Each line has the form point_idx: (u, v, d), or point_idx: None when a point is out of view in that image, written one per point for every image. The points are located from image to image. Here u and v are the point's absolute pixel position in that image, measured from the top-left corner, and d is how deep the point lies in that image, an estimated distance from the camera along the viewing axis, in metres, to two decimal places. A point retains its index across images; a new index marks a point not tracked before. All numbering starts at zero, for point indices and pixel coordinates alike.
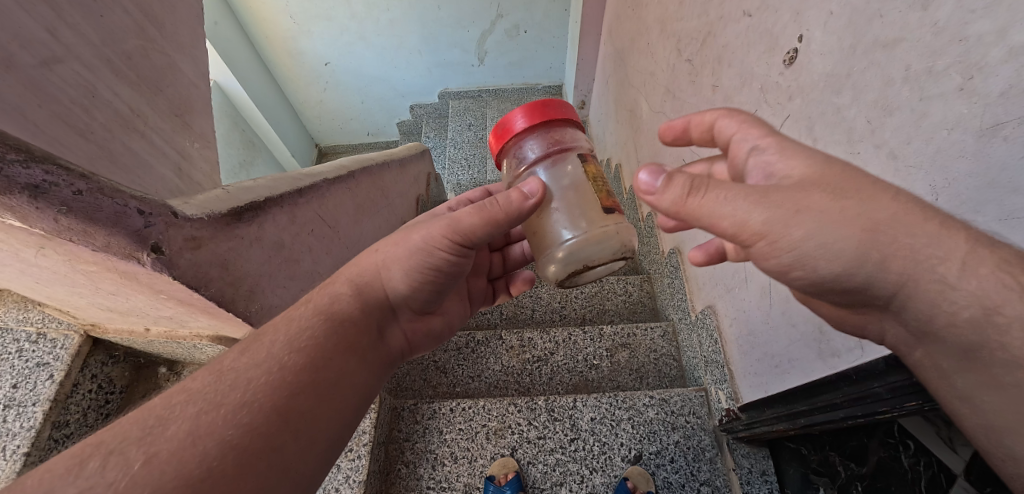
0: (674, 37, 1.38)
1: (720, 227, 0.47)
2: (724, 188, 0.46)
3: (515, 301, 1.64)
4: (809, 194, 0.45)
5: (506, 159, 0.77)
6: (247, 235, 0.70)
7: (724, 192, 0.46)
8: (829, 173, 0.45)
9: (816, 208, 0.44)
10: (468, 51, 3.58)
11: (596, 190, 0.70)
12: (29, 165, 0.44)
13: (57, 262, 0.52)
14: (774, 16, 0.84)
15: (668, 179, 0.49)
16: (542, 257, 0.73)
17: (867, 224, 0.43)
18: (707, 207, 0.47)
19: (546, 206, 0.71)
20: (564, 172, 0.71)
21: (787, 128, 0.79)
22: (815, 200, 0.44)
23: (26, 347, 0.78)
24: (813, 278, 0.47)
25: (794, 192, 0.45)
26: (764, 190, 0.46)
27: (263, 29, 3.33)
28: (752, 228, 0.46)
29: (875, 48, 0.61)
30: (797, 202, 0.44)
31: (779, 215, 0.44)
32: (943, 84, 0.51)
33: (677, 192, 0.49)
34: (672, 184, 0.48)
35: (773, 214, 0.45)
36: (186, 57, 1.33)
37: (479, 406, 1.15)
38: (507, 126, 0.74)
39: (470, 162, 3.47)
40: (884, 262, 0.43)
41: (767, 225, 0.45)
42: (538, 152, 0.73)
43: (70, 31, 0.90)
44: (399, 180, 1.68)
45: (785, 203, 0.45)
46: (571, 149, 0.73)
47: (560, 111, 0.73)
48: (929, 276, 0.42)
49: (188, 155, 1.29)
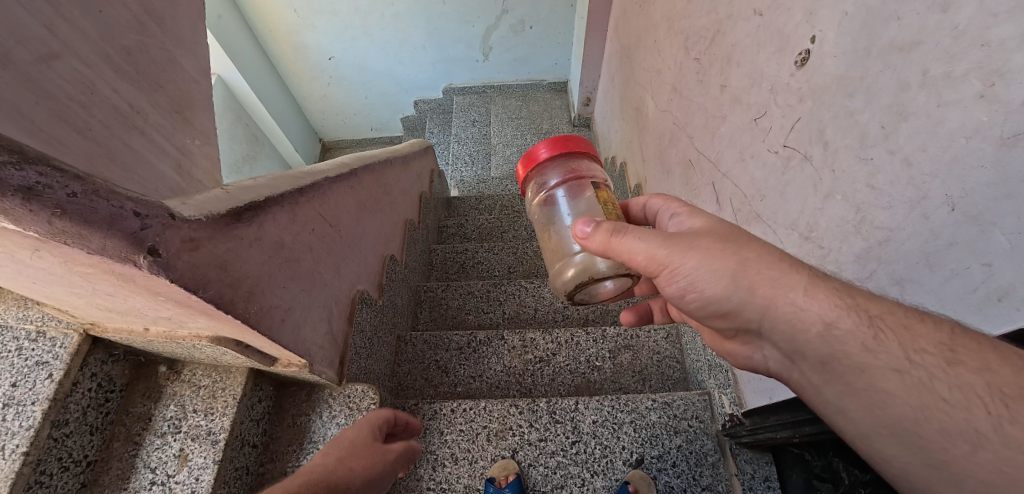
0: (682, 35, 1.36)
1: (636, 260, 0.66)
2: (639, 231, 0.65)
3: (518, 300, 1.63)
4: (699, 241, 0.63)
5: (532, 185, 0.87)
6: (246, 236, 0.69)
7: (638, 234, 0.65)
8: (720, 226, 0.65)
9: (702, 250, 0.62)
10: (473, 46, 3.56)
11: (608, 212, 0.74)
12: (23, 166, 0.43)
13: (52, 264, 0.51)
14: (785, 15, 0.82)
15: (596, 226, 0.67)
16: (559, 271, 0.81)
17: (734, 257, 0.60)
18: (618, 240, 0.66)
19: (561, 225, 0.81)
20: (581, 199, 0.79)
21: (797, 131, 0.77)
22: (703, 244, 0.63)
23: (26, 345, 0.79)
24: (703, 299, 0.64)
25: (688, 237, 0.64)
26: (667, 235, 0.65)
27: (267, 22, 3.31)
28: (646, 252, 0.65)
29: (890, 51, 0.59)
30: (688, 243, 0.63)
31: (674, 249, 0.63)
32: (961, 90, 0.50)
33: (602, 230, 0.67)
34: (597, 226, 0.67)
35: (670, 249, 0.64)
36: (187, 52, 1.32)
37: (481, 407, 1.14)
38: (533, 156, 0.84)
39: (475, 159, 3.47)
40: (750, 287, 0.59)
41: (649, 251, 0.64)
42: (559, 180, 0.83)
43: (68, 27, 0.89)
44: (402, 177, 1.67)
45: (680, 243, 0.64)
46: (586, 178, 0.82)
47: (579, 145, 0.83)
48: (785, 301, 0.57)
49: (189, 151, 1.28)
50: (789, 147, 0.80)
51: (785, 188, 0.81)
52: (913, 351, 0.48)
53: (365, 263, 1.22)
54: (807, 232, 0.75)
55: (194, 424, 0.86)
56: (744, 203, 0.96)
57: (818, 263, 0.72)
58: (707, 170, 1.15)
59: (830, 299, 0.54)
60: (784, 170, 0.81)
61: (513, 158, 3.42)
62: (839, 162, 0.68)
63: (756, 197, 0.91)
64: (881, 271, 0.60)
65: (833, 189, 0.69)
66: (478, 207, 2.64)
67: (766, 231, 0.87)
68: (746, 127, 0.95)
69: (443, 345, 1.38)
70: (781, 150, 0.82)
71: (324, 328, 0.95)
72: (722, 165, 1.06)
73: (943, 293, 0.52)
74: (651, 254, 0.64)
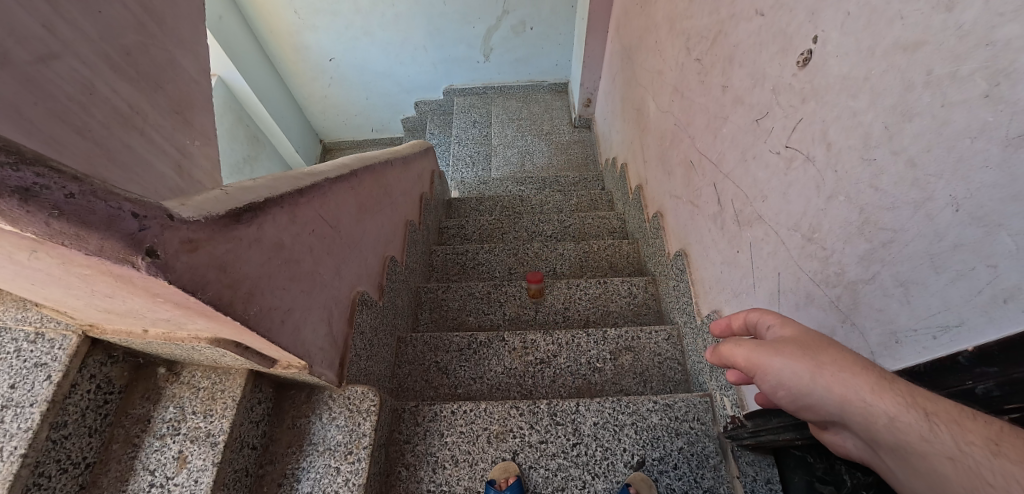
0: (684, 35, 1.35)
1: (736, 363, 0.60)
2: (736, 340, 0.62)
3: (518, 302, 1.62)
4: (781, 345, 0.57)
5: None
6: (246, 236, 0.69)
7: (733, 344, 0.62)
8: (804, 333, 0.57)
9: (783, 351, 0.56)
10: (473, 46, 3.55)
11: None
12: (19, 168, 0.43)
13: (51, 265, 0.51)
14: (788, 14, 0.81)
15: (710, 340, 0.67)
16: None
17: (810, 360, 0.53)
18: (719, 347, 0.64)
19: None
20: None
21: (800, 132, 0.77)
22: (782, 347, 0.56)
23: (24, 347, 0.78)
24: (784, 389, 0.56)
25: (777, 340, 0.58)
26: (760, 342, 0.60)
27: (266, 23, 3.30)
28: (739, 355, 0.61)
29: (895, 50, 0.58)
30: (773, 347, 0.57)
31: (763, 347, 0.58)
32: (968, 90, 0.49)
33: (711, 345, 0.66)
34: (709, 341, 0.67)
35: (757, 348, 0.59)
36: (187, 53, 1.31)
37: (480, 409, 1.14)
38: None
39: (475, 160, 3.49)
40: (827, 385, 0.51)
41: (737, 351, 0.61)
42: None
43: (67, 27, 0.89)
44: (402, 177, 1.66)
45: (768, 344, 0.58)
46: None
47: None
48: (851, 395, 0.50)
49: (188, 152, 1.28)
50: (792, 148, 0.79)
51: (787, 189, 0.81)
52: (960, 440, 0.43)
53: (366, 264, 1.22)
54: (810, 233, 0.74)
55: (194, 426, 0.85)
56: (746, 204, 0.95)
57: (821, 265, 0.72)
58: (709, 171, 1.14)
59: (894, 396, 0.47)
60: (787, 170, 0.81)
61: (513, 159, 3.41)
62: (841, 163, 0.67)
63: (759, 198, 0.90)
64: (884, 272, 0.60)
65: (836, 189, 0.68)
66: (479, 208, 2.64)
67: (768, 232, 0.87)
68: (748, 128, 0.94)
69: (443, 346, 1.38)
70: (783, 151, 0.82)
71: (324, 329, 0.94)
72: (725, 166, 1.05)
73: (948, 294, 0.52)
74: (741, 354, 0.60)
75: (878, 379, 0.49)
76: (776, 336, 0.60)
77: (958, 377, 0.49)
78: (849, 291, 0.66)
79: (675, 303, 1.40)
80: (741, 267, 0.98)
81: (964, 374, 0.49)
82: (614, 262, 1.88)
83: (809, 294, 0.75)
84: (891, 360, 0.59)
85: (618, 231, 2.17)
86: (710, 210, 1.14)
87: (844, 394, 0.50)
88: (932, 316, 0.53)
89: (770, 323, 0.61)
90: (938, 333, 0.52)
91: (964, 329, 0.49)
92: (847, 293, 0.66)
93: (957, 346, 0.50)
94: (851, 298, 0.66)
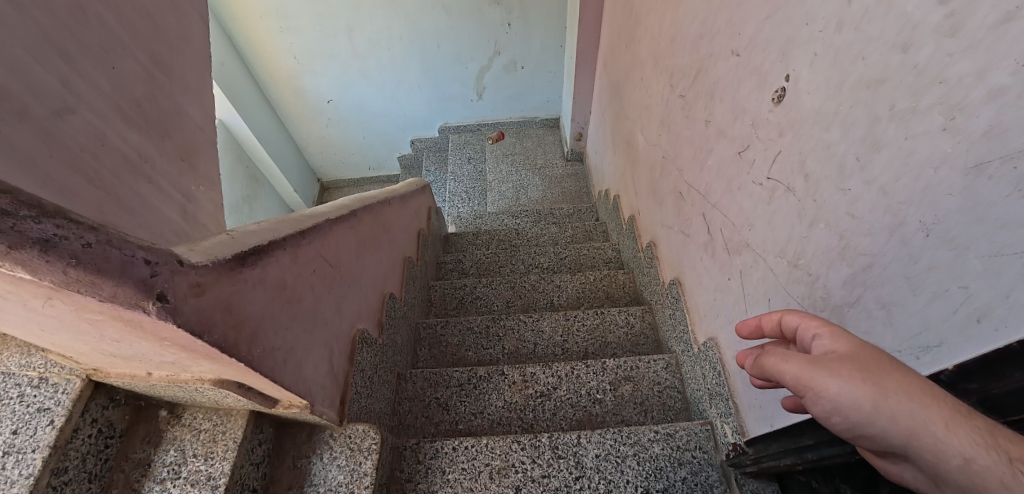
0: (667, 72, 1.42)
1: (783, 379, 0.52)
2: (783, 351, 0.53)
3: (517, 335, 1.63)
4: (838, 363, 0.49)
5: None
6: (250, 278, 0.71)
7: (780, 356, 0.53)
8: (867, 350, 0.49)
9: (845, 369, 0.48)
10: (467, 85, 3.68)
11: None
12: (41, 220, 0.46)
13: (64, 311, 0.53)
14: (761, 54, 0.87)
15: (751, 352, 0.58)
16: None
17: (877, 386, 0.46)
18: (764, 359, 0.54)
19: None
20: None
21: (780, 163, 0.81)
22: (841, 366, 0.48)
23: (27, 392, 0.78)
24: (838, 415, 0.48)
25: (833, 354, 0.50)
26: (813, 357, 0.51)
27: (267, 69, 3.42)
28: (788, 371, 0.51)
29: (860, 86, 0.63)
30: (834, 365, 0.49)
31: (817, 362, 0.50)
32: (927, 123, 0.53)
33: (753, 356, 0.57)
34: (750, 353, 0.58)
35: (810, 363, 0.50)
36: (193, 101, 1.37)
37: (482, 445, 1.13)
38: None
39: (470, 195, 3.56)
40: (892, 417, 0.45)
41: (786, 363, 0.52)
42: None
43: (82, 82, 0.93)
44: (400, 214, 1.70)
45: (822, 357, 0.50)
46: None
47: None
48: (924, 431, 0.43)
49: (193, 197, 1.31)
50: (773, 178, 0.83)
51: (771, 216, 0.84)
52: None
53: (366, 301, 1.24)
54: (795, 259, 0.77)
55: (195, 469, 0.85)
56: (734, 232, 0.99)
57: (808, 289, 0.74)
58: (698, 201, 1.18)
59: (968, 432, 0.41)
60: (770, 199, 0.84)
61: (508, 193, 3.48)
62: (819, 192, 0.71)
63: (746, 226, 0.93)
64: (868, 295, 0.62)
65: (816, 217, 0.72)
66: (476, 242, 2.67)
67: (757, 259, 0.90)
68: (732, 159, 0.98)
69: (443, 382, 1.38)
70: (765, 181, 0.86)
71: (325, 367, 0.95)
72: (712, 196, 1.09)
73: (926, 315, 0.54)
74: (791, 368, 0.51)
75: (952, 412, 0.43)
76: (826, 348, 0.52)
77: None
78: (836, 315, 0.69)
79: (672, 331, 1.41)
80: (733, 293, 1.00)
81: (949, 393, 0.50)
82: (611, 292, 1.90)
83: None
84: None
85: (614, 262, 2.20)
86: (701, 238, 1.17)
87: (910, 425, 0.44)
88: (915, 337, 0.55)
89: (817, 333, 0.54)
90: (920, 353, 0.54)
91: (943, 349, 0.52)
92: (835, 316, 0.69)
93: (939, 366, 0.52)
94: (838, 321, 0.68)
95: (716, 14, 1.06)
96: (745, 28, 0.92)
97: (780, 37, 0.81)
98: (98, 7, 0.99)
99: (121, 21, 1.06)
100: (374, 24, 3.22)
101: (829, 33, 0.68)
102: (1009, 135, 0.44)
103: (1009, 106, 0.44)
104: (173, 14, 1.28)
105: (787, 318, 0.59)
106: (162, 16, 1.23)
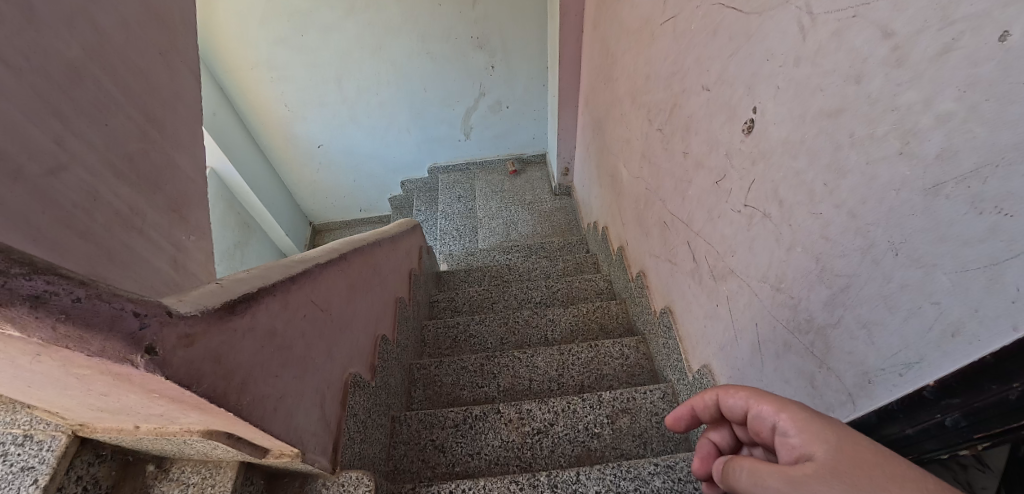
0: (645, 107, 1.48)
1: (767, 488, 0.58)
2: (754, 470, 0.59)
3: (512, 371, 1.62)
4: (816, 476, 0.53)
5: None
6: (240, 326, 0.71)
7: (756, 473, 0.59)
8: (842, 454, 0.53)
9: (826, 486, 0.52)
10: (454, 126, 3.79)
11: None
12: (32, 277, 0.46)
13: (51, 367, 0.52)
14: (729, 89, 0.92)
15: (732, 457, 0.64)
16: None
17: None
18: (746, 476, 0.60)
19: None
20: None
21: (755, 191, 0.84)
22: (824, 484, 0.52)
23: (9, 450, 0.73)
24: None
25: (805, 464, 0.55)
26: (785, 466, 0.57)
27: (258, 117, 3.50)
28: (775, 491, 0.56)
29: (821, 116, 0.67)
30: (806, 481, 0.54)
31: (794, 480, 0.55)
32: (885, 148, 0.56)
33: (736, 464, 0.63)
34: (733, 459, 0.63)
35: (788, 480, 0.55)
36: (185, 154, 1.40)
37: (480, 486, 1.10)
38: None
39: (462, 232, 3.59)
40: None
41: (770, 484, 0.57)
42: None
43: (76, 140, 0.96)
44: (390, 255, 1.71)
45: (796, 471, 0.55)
46: None
47: None
48: None
49: (184, 247, 1.32)
50: (750, 206, 0.86)
51: (751, 242, 0.87)
52: None
53: (358, 344, 1.23)
54: (777, 283, 0.79)
55: None
56: (718, 259, 1.01)
57: (793, 312, 0.76)
58: (682, 230, 1.21)
59: None
60: (749, 226, 0.87)
61: (499, 229, 3.53)
62: (794, 218, 0.74)
63: (729, 253, 0.96)
64: (848, 315, 0.64)
65: (793, 241, 0.74)
66: (468, 279, 2.68)
67: (741, 285, 0.92)
68: (710, 189, 1.02)
69: (438, 423, 1.35)
70: (743, 209, 0.89)
71: (317, 413, 0.94)
72: (695, 225, 1.12)
73: (904, 332, 0.55)
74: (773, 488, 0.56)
75: None
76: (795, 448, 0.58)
77: (929, 411, 0.52)
78: (820, 336, 0.70)
79: (666, 360, 1.41)
80: (722, 320, 1.02)
81: (933, 408, 0.52)
82: (604, 324, 1.90)
83: (787, 342, 0.79)
84: (868, 401, 0.61)
85: (606, 293, 2.21)
86: (687, 266, 1.19)
87: None
88: (896, 354, 0.56)
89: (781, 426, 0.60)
90: (903, 370, 0.56)
91: (925, 365, 0.53)
92: (820, 338, 0.71)
93: (921, 381, 0.53)
94: (823, 342, 0.70)
95: (685, 53, 1.13)
96: (713, 66, 0.98)
97: (744, 74, 0.86)
98: (92, 68, 1.03)
99: (115, 80, 1.10)
100: (362, 71, 3.32)
101: (789, 69, 0.73)
102: (960, 158, 0.47)
103: (956, 131, 0.47)
104: (166, 71, 1.33)
105: (734, 400, 0.68)
106: (155, 74, 1.28)
